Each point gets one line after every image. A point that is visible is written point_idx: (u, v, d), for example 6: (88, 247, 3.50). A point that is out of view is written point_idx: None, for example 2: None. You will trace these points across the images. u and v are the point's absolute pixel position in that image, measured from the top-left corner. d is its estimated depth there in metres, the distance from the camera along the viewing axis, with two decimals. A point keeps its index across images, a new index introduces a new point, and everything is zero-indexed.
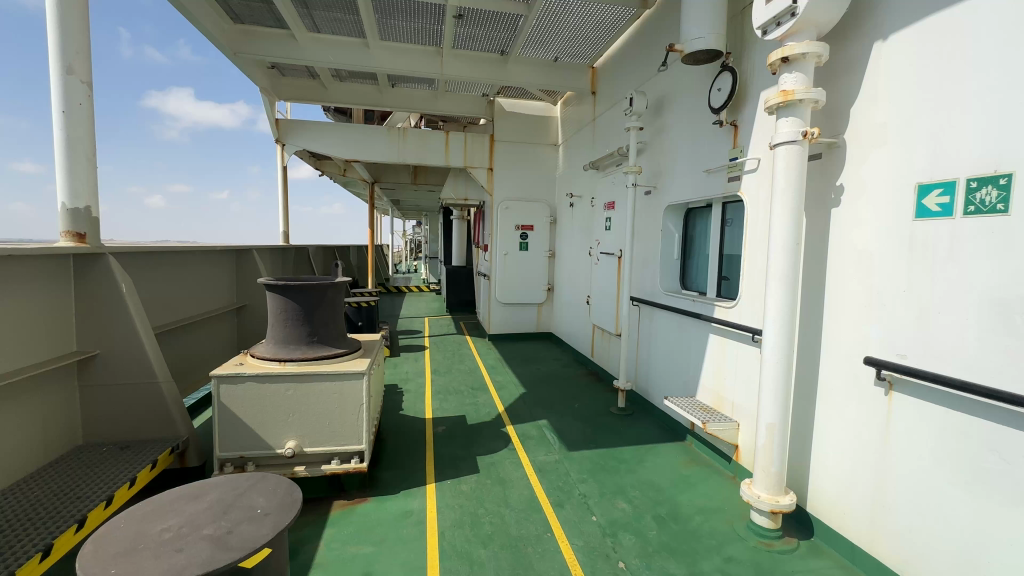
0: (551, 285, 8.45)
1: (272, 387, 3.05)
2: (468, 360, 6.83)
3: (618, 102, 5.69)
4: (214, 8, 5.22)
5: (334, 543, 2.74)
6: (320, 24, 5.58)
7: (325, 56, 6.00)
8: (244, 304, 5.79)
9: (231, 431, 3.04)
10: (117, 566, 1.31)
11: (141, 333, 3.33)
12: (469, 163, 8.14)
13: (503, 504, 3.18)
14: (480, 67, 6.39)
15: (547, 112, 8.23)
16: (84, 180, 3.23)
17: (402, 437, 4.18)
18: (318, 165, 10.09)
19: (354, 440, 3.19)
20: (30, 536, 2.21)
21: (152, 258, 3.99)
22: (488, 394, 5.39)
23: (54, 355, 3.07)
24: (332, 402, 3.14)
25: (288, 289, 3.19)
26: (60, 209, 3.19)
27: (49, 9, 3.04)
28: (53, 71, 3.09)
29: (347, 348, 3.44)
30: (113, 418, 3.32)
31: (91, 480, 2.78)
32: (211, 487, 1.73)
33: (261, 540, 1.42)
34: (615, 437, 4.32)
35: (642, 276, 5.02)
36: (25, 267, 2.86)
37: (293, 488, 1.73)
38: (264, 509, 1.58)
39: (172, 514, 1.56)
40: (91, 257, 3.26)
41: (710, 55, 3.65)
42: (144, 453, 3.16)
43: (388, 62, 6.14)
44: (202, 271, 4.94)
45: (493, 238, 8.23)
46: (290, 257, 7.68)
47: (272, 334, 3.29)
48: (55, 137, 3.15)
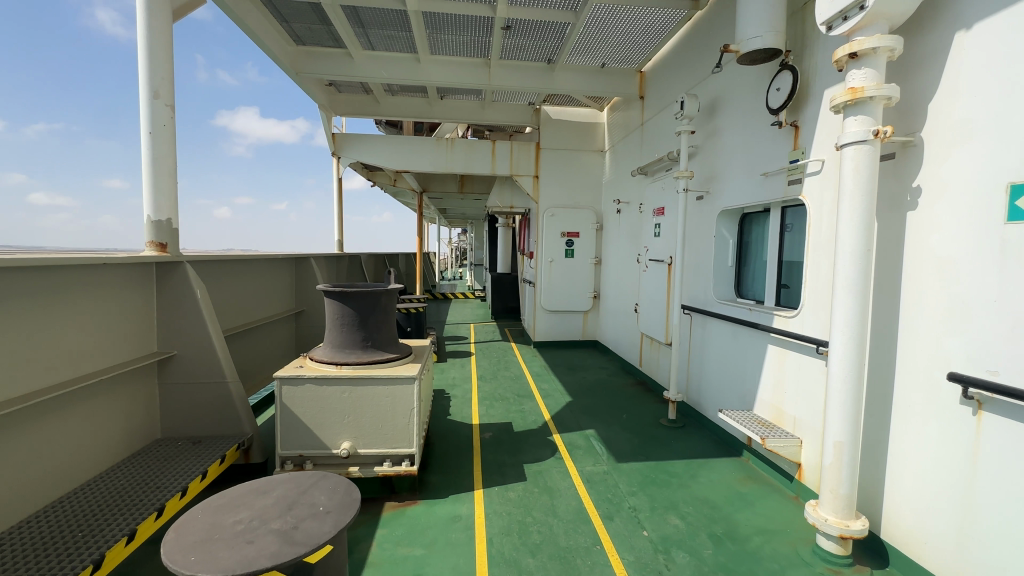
0: (597, 292, 8.34)
1: (330, 389, 3.19)
2: (514, 367, 6.86)
3: (668, 106, 5.58)
4: (280, 32, 5.59)
5: (386, 544, 2.81)
6: (375, 42, 5.82)
7: (378, 71, 6.25)
8: (302, 309, 6.10)
9: (292, 430, 3.19)
10: (196, 554, 1.40)
11: (213, 336, 3.57)
12: (515, 171, 8.23)
13: (550, 513, 3.15)
14: (527, 76, 6.46)
15: (594, 118, 8.19)
16: (166, 194, 3.53)
17: (450, 442, 4.24)
18: (370, 176, 10.54)
19: (405, 444, 3.27)
20: (117, 522, 2.41)
21: (221, 266, 4.29)
22: (534, 401, 5.38)
23: (138, 354, 3.35)
24: (385, 405, 3.23)
25: (344, 295, 3.34)
26: (145, 221, 3.50)
27: (140, 40, 3.37)
28: (143, 97, 3.42)
29: (399, 353, 3.54)
30: (187, 414, 3.57)
31: (168, 471, 3.00)
32: (277, 483, 1.82)
33: (323, 537, 1.48)
34: (667, 449, 4.18)
35: (694, 284, 4.86)
36: (116, 274, 3.15)
37: (352, 488, 1.79)
38: (326, 507, 1.65)
39: (243, 507, 1.66)
40: (171, 265, 3.54)
41: (767, 54, 3.51)
42: (213, 448, 3.37)
43: (438, 75, 6.32)
44: (265, 278, 5.26)
45: (538, 245, 8.24)
46: (344, 265, 8.03)
47: (329, 338, 3.43)
48: (144, 156, 3.47)
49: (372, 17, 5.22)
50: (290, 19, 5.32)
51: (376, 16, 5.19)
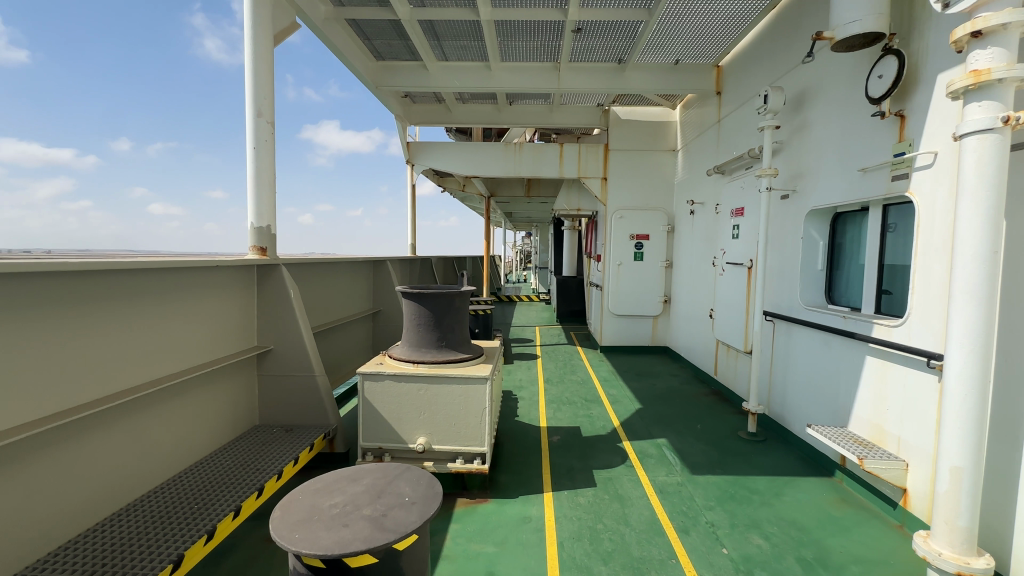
0: (667, 296, 8.05)
1: (407, 386, 3.34)
2: (581, 371, 6.80)
3: (749, 100, 5.28)
4: (362, 50, 5.97)
5: (459, 538, 2.90)
6: (448, 52, 6.03)
7: (452, 81, 6.46)
8: (379, 309, 6.45)
9: (372, 424, 3.38)
10: (300, 532, 1.53)
11: (304, 332, 3.87)
12: (583, 173, 8.17)
13: (622, 521, 3.08)
14: (596, 78, 6.41)
15: (665, 117, 7.91)
16: (266, 203, 3.90)
17: (519, 443, 4.28)
18: (440, 182, 10.94)
19: (477, 442, 3.35)
20: (226, 497, 2.69)
21: (309, 268, 4.65)
22: (602, 407, 5.29)
23: (241, 348, 3.72)
24: (458, 403, 3.33)
25: (421, 296, 3.50)
26: (250, 228, 3.88)
27: (248, 66, 3.75)
28: (250, 116, 3.80)
29: (471, 353, 3.64)
30: (281, 404, 3.90)
31: (266, 455, 3.30)
32: (365, 472, 1.94)
33: (411, 526, 1.56)
34: (747, 464, 3.94)
35: (778, 289, 4.56)
36: (222, 276, 3.51)
37: (434, 482, 1.87)
38: (411, 498, 1.73)
39: (337, 492, 1.79)
40: (269, 268, 3.89)
41: (867, 39, 3.22)
42: (303, 437, 3.64)
43: (508, 82, 6.44)
44: (347, 279, 5.63)
45: (606, 248, 8.11)
46: (417, 267, 8.38)
47: (406, 337, 3.60)
48: (249, 169, 3.85)
49: (446, 29, 5.42)
50: (371, 37, 5.67)
51: (450, 28, 5.38)
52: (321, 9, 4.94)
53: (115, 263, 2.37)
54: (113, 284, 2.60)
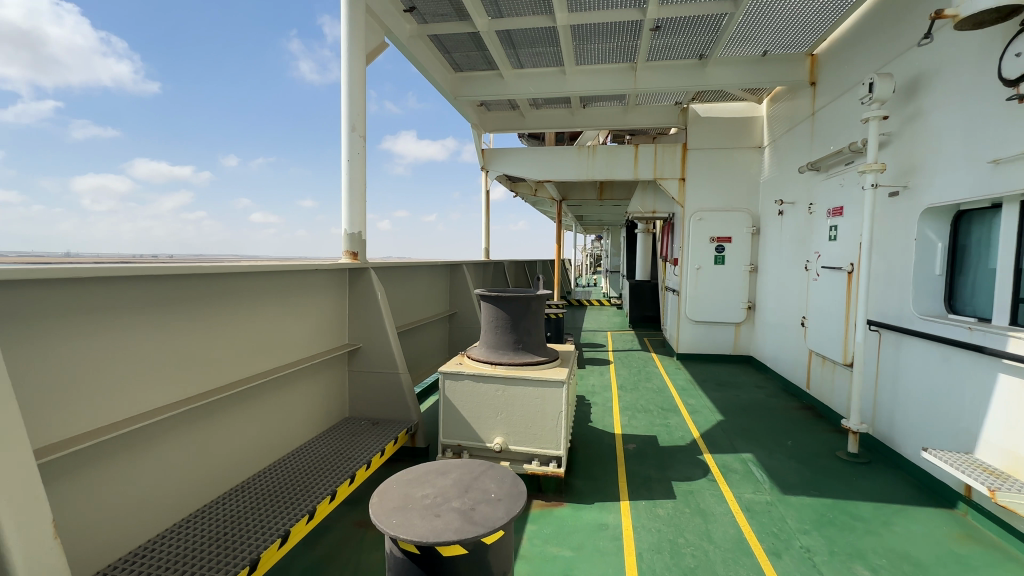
0: (751, 302, 7.56)
1: (486, 386, 3.43)
2: (656, 379, 6.58)
3: (850, 89, 4.84)
4: (443, 63, 6.26)
5: (535, 539, 2.93)
6: (524, 60, 6.14)
7: (527, 87, 6.56)
8: (455, 311, 6.69)
9: (452, 422, 3.52)
10: (397, 518, 1.65)
11: (389, 333, 4.11)
12: (659, 174, 7.93)
13: (705, 538, 2.94)
14: (676, 76, 6.20)
15: (750, 111, 7.46)
16: (358, 211, 4.21)
17: (593, 448, 4.24)
18: (513, 186, 11.13)
19: (552, 445, 3.36)
20: (323, 482, 2.95)
21: (392, 272, 4.94)
22: (680, 417, 5.08)
23: (334, 345, 4.03)
24: (535, 405, 3.37)
25: (499, 299, 3.59)
26: (344, 234, 4.21)
27: (344, 85, 4.09)
28: (345, 131, 4.13)
29: (547, 356, 3.66)
30: (368, 399, 4.17)
31: (355, 445, 3.56)
32: (453, 467, 2.03)
33: (498, 522, 1.62)
34: (848, 488, 3.60)
35: (885, 297, 4.12)
36: (319, 278, 3.83)
37: (518, 481, 1.91)
38: (497, 494, 1.79)
39: (428, 484, 1.89)
40: (359, 271, 4.19)
41: (1000, 14, 2.85)
42: (388, 430, 3.86)
43: (584, 85, 6.41)
44: (426, 282, 5.91)
45: (684, 251, 7.80)
46: (490, 271, 8.58)
47: (484, 339, 3.71)
48: (344, 180, 4.19)
49: (523, 37, 5.53)
50: (451, 50, 5.92)
51: (527, 36, 5.49)
52: (407, 27, 5.25)
53: (232, 267, 2.68)
54: (232, 286, 2.94)
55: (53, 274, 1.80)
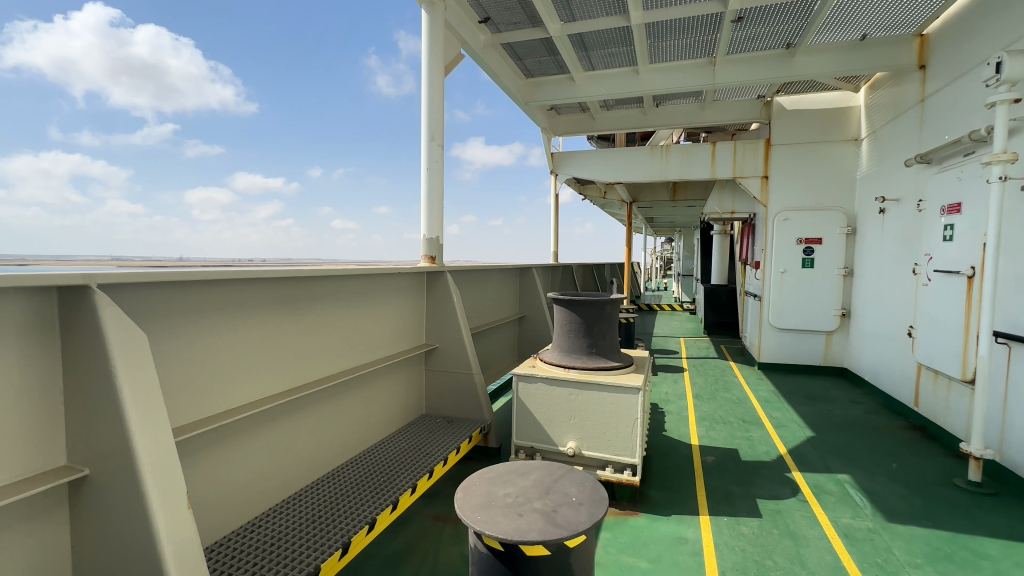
0: (845, 309, 6.92)
1: (559, 390, 3.44)
2: (735, 389, 6.22)
3: (970, 71, 4.31)
4: (514, 70, 6.37)
5: (610, 548, 2.88)
6: (596, 61, 6.08)
7: (598, 89, 6.49)
8: (524, 314, 6.76)
9: (526, 423, 3.55)
10: (481, 515, 1.70)
11: (464, 334, 4.23)
12: (739, 172, 7.52)
13: (797, 562, 2.74)
14: (760, 68, 5.85)
15: (845, 101, 6.85)
16: (436, 217, 4.41)
17: (669, 459, 4.09)
18: (581, 189, 11.05)
19: (627, 453, 3.29)
20: (404, 475, 3.11)
21: (466, 275, 5.10)
22: (764, 430, 4.76)
23: (413, 345, 4.23)
24: (610, 411, 3.32)
25: (572, 303, 3.59)
26: (423, 239, 4.42)
27: (425, 97, 4.30)
28: (425, 141, 4.34)
29: (622, 362, 3.59)
30: (444, 397, 4.33)
31: (433, 441, 3.72)
32: (532, 468, 2.06)
33: (581, 525, 1.62)
34: (969, 521, 3.18)
35: (1015, 304, 3.61)
36: (400, 281, 4.05)
37: (598, 486, 1.90)
38: (578, 499, 1.79)
39: (509, 483, 1.93)
40: (436, 275, 4.37)
41: None
42: (462, 429, 3.99)
43: (657, 84, 6.22)
44: (497, 285, 6.04)
45: (767, 253, 7.32)
46: (559, 274, 8.56)
47: (557, 342, 3.71)
48: (424, 188, 4.40)
49: (596, 39, 5.49)
50: (523, 57, 6.02)
51: (599, 37, 5.45)
52: (481, 37, 5.41)
53: (327, 270, 2.91)
54: (326, 289, 3.19)
55: (187, 277, 2.06)
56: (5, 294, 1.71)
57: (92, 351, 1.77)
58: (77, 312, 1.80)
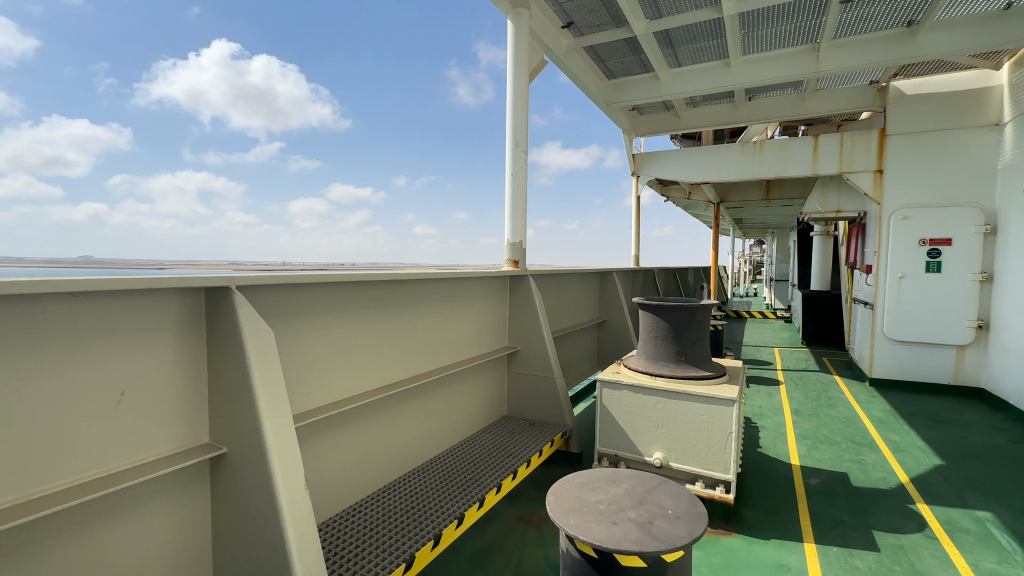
0: (982, 320, 6.02)
1: (645, 398, 3.33)
2: (842, 406, 5.63)
3: None
4: (596, 72, 6.32)
5: (701, 567, 2.74)
6: (683, 57, 5.85)
7: (685, 86, 6.22)
8: (604, 319, 6.64)
9: (609, 430, 3.48)
10: (575, 519, 1.70)
11: (545, 337, 4.26)
12: (846, 167, 6.83)
13: None
14: (873, 51, 5.28)
15: (982, 81, 5.97)
16: (519, 222, 4.49)
17: (766, 478, 3.79)
18: (663, 190, 10.66)
19: (721, 468, 3.11)
20: (488, 474, 3.18)
21: (547, 278, 5.14)
22: (879, 454, 4.26)
23: (496, 347, 4.34)
24: (701, 423, 3.16)
25: (660, 309, 3.47)
26: (507, 243, 4.52)
27: (510, 105, 4.42)
28: (510, 148, 4.45)
29: (714, 372, 3.41)
30: (526, 400, 4.38)
31: (516, 442, 3.78)
32: (624, 477, 2.02)
33: (680, 540, 1.55)
34: None
35: None
36: (484, 284, 4.17)
37: (696, 501, 1.83)
38: (675, 512, 1.73)
39: (601, 490, 1.91)
40: (519, 279, 4.44)
41: None
42: (544, 432, 4.01)
43: (750, 76, 5.84)
44: (577, 289, 6.01)
45: (881, 257, 6.56)
46: (641, 279, 8.31)
47: (643, 349, 3.61)
48: (508, 194, 4.52)
49: (683, 34, 5.29)
50: (606, 58, 5.95)
51: (687, 32, 5.24)
52: (563, 43, 5.44)
53: (420, 274, 3.08)
54: (418, 291, 3.38)
55: (305, 280, 2.28)
56: (167, 294, 2.02)
57: (230, 345, 2.02)
58: (219, 309, 2.07)
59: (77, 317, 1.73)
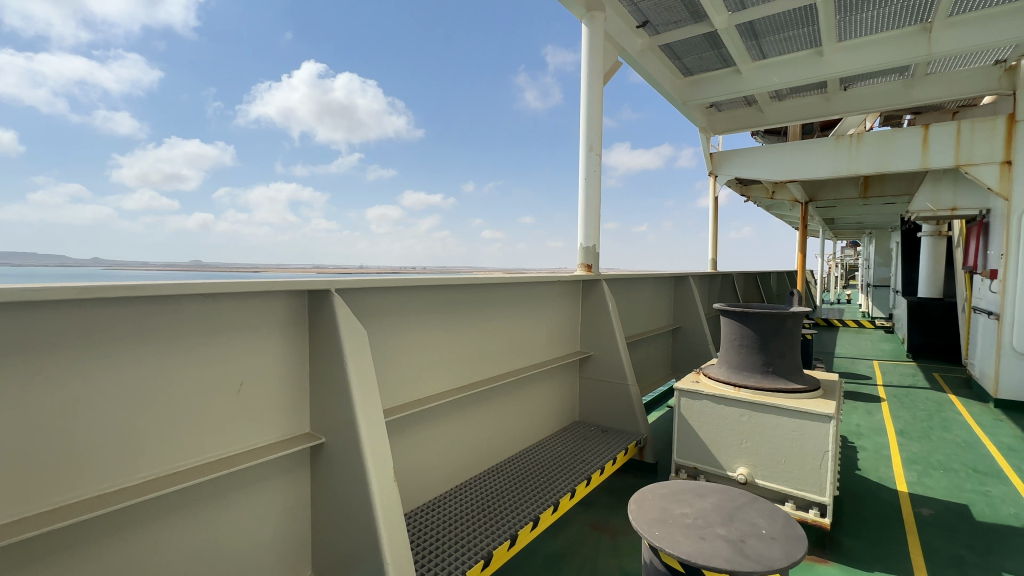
0: None
1: (728, 410, 3.16)
2: (959, 429, 4.98)
3: None
4: (672, 70, 6.14)
5: None
6: (768, 49, 5.51)
7: (770, 79, 5.86)
8: (679, 325, 6.40)
9: (688, 441, 3.34)
10: (660, 531, 1.66)
11: (619, 343, 4.18)
12: (963, 159, 6.06)
13: None
14: (998, 27, 4.66)
15: None
16: (593, 226, 4.47)
17: (866, 504, 3.46)
18: (743, 190, 10.08)
19: (815, 489, 2.89)
20: (562, 479, 3.18)
21: (619, 283, 5.05)
22: (1009, 486, 3.72)
23: (568, 351, 4.33)
24: (791, 440, 2.94)
25: (745, 316, 3.29)
26: (580, 248, 4.51)
27: (583, 109, 4.41)
28: (583, 152, 4.44)
29: (806, 385, 3.16)
30: (598, 406, 4.32)
31: (589, 448, 3.75)
32: (711, 491, 1.94)
33: (776, 562, 1.47)
34: None
35: None
36: (558, 289, 4.18)
37: (792, 522, 1.71)
38: (770, 532, 1.64)
39: (686, 503, 1.85)
40: (592, 284, 4.41)
41: None
42: (617, 439, 3.94)
43: (847, 64, 5.37)
44: (650, 293, 5.84)
45: (1009, 260, 5.74)
46: (718, 283, 7.90)
47: (725, 358, 3.43)
48: (582, 197, 4.50)
49: (769, 25, 5.00)
50: (683, 55, 5.76)
51: (773, 22, 4.94)
52: (638, 43, 5.34)
53: (497, 279, 3.16)
54: (494, 296, 3.46)
55: (394, 285, 2.43)
56: (276, 296, 2.23)
57: (330, 344, 2.20)
58: (321, 310, 2.26)
59: (206, 316, 1.97)
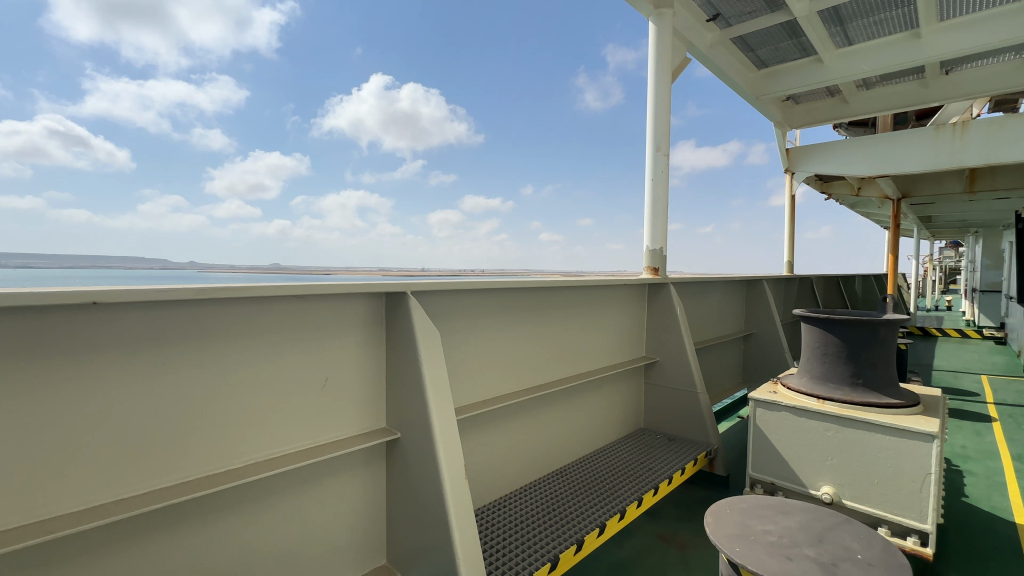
0: None
1: (811, 423, 2.96)
2: None
3: None
4: (744, 63, 5.86)
5: None
6: (855, 35, 5.11)
7: (856, 67, 5.42)
8: (752, 332, 6.06)
9: (764, 455, 3.16)
10: (741, 547, 1.58)
11: (688, 348, 4.04)
12: None
13: None
14: None
15: None
16: (659, 227, 4.35)
17: (976, 535, 3.09)
18: (824, 187, 9.37)
19: (914, 515, 2.62)
20: (628, 486, 3.12)
21: (687, 287, 4.88)
22: None
23: (634, 356, 4.24)
24: (885, 460, 2.70)
25: (831, 323, 3.06)
26: (646, 250, 4.41)
27: (650, 108, 4.31)
28: (650, 152, 4.34)
29: (904, 400, 2.88)
30: (665, 413, 4.19)
31: (656, 457, 3.64)
32: (796, 509, 1.83)
33: None
34: None
35: None
36: (623, 292, 4.11)
37: (892, 549, 1.57)
38: (866, 558, 1.52)
39: (769, 520, 1.76)
40: (659, 287, 4.29)
41: None
42: (685, 449, 3.79)
43: (949, 45, 4.85)
44: (720, 298, 5.58)
45: None
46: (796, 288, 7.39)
47: (808, 367, 3.21)
48: (648, 198, 4.40)
49: (856, 9, 4.63)
50: (757, 47, 5.47)
51: (861, 6, 4.57)
52: (708, 37, 5.14)
53: (564, 283, 3.16)
54: (559, 299, 3.46)
55: (466, 288, 2.50)
56: (358, 297, 2.38)
57: (406, 343, 2.31)
58: (397, 312, 2.38)
59: (298, 315, 2.15)
